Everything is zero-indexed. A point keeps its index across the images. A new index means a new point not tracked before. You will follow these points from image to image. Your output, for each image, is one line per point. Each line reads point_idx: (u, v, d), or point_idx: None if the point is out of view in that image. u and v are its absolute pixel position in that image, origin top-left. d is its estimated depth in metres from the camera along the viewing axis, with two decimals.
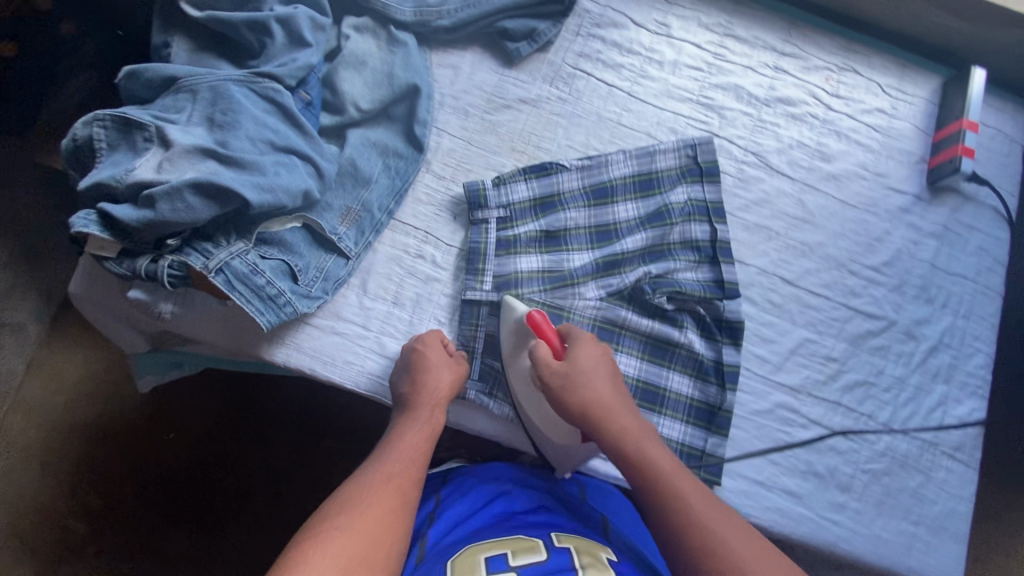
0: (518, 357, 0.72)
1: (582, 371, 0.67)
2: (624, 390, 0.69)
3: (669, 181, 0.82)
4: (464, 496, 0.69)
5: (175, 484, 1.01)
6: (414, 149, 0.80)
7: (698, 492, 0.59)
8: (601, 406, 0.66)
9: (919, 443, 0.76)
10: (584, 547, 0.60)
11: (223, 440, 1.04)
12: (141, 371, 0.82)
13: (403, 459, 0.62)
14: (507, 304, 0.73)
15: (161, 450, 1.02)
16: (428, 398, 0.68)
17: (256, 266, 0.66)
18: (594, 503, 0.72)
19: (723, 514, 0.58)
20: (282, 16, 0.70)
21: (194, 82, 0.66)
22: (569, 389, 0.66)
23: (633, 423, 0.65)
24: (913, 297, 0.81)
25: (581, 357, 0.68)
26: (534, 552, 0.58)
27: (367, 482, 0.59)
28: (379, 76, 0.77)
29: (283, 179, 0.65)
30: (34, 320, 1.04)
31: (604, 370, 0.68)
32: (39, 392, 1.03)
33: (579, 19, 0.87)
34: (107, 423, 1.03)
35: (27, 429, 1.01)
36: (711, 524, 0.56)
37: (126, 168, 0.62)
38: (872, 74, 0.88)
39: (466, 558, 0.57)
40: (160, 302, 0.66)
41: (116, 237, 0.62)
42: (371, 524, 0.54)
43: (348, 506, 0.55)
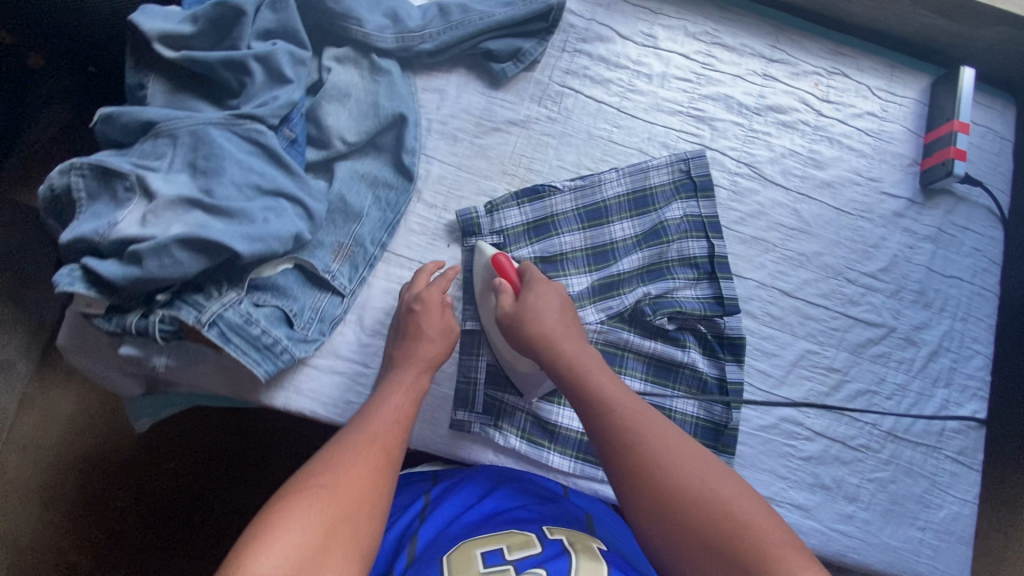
0: (488, 299, 0.75)
1: (531, 308, 0.68)
2: (575, 324, 0.69)
3: (663, 198, 0.81)
4: (453, 497, 0.66)
5: (179, 513, 1.00)
6: (403, 179, 0.78)
7: (644, 414, 0.59)
8: (549, 340, 0.66)
9: (922, 449, 0.77)
10: (575, 540, 0.59)
11: (224, 467, 1.03)
12: (137, 414, 0.76)
13: (385, 418, 0.60)
14: (478, 247, 0.75)
15: (163, 480, 1.01)
16: (414, 359, 0.68)
17: (250, 314, 0.64)
18: (578, 500, 0.71)
19: (669, 434, 0.57)
20: (260, 54, 0.68)
21: (172, 126, 0.64)
22: (519, 326, 0.67)
23: (582, 353, 0.66)
24: (911, 302, 0.81)
25: (530, 295, 0.69)
26: (529, 545, 0.56)
27: (348, 440, 0.57)
28: (364, 107, 0.75)
29: (272, 225, 0.63)
30: (23, 356, 1.02)
31: (555, 304, 0.69)
32: (34, 428, 1.01)
33: (564, 34, 0.85)
34: (106, 456, 1.01)
35: (26, 466, 0.99)
36: (653, 444, 0.56)
37: (109, 222, 0.60)
38: (862, 77, 0.87)
39: (462, 554, 0.55)
40: (153, 356, 0.64)
41: (103, 294, 0.60)
42: (353, 485, 0.53)
43: (330, 464, 0.54)
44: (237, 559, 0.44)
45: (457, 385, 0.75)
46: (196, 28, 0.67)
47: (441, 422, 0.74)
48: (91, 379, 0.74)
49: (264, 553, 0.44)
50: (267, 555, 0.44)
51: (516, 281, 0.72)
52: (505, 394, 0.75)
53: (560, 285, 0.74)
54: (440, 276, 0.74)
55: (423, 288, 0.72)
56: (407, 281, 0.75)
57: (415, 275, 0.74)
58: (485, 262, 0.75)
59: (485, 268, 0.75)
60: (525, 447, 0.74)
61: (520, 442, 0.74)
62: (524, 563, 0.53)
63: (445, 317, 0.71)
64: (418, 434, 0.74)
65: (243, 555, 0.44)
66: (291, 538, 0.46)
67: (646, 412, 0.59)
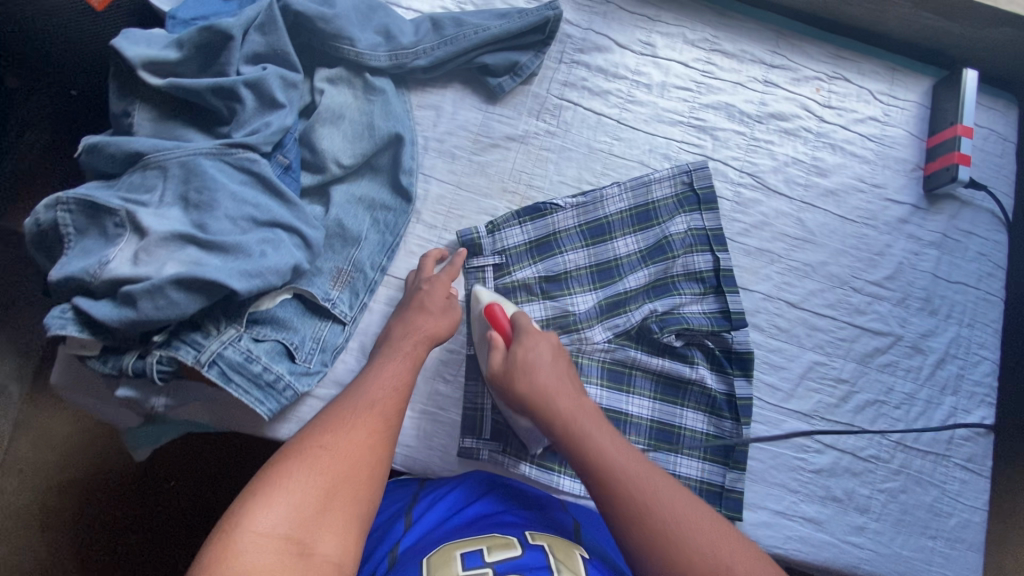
0: (484, 347, 0.73)
1: (526, 365, 0.67)
2: (569, 376, 0.69)
3: (666, 211, 0.79)
4: (440, 500, 0.67)
5: (181, 533, 0.97)
6: (401, 200, 0.76)
7: (648, 480, 0.59)
8: (546, 401, 0.65)
9: (931, 457, 0.77)
10: (556, 546, 0.60)
11: (225, 485, 0.99)
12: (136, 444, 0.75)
13: (382, 384, 0.62)
14: (474, 293, 0.74)
15: (162, 500, 0.97)
16: (412, 331, 0.68)
17: (251, 351, 0.63)
18: (570, 510, 0.70)
19: (673, 501, 0.58)
20: (251, 80, 0.65)
21: (161, 157, 0.62)
22: (514, 384, 0.66)
23: (579, 411, 0.65)
24: (917, 310, 0.81)
25: (522, 350, 0.68)
26: (509, 548, 0.57)
27: (345, 402, 0.60)
28: (359, 128, 0.73)
29: (270, 258, 0.61)
30: (15, 380, 0.99)
31: (547, 357, 0.68)
32: (28, 452, 0.97)
33: (561, 45, 0.83)
34: (103, 478, 0.98)
35: (22, 490, 0.96)
36: (661, 515, 0.56)
37: (100, 261, 0.58)
38: (863, 81, 0.86)
39: (443, 554, 0.57)
40: (151, 397, 0.63)
41: (98, 336, 0.59)
42: (349, 449, 0.55)
43: (328, 427, 0.57)
44: (240, 510, 0.49)
45: (464, 410, 0.74)
46: (181, 54, 0.64)
47: (449, 447, 0.74)
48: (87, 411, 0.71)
49: (265, 508, 0.49)
50: (268, 510, 0.49)
51: (509, 331, 0.70)
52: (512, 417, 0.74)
53: (552, 332, 0.72)
54: (446, 263, 0.74)
55: (432, 276, 0.73)
56: (414, 269, 0.75)
57: (420, 262, 0.74)
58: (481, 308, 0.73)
59: (479, 316, 0.73)
60: (536, 472, 0.72)
61: (531, 467, 0.73)
62: (501, 566, 0.54)
63: (446, 293, 0.71)
64: (426, 459, 0.73)
65: (246, 508, 0.49)
66: (289, 495, 0.50)
67: (649, 477, 0.59)
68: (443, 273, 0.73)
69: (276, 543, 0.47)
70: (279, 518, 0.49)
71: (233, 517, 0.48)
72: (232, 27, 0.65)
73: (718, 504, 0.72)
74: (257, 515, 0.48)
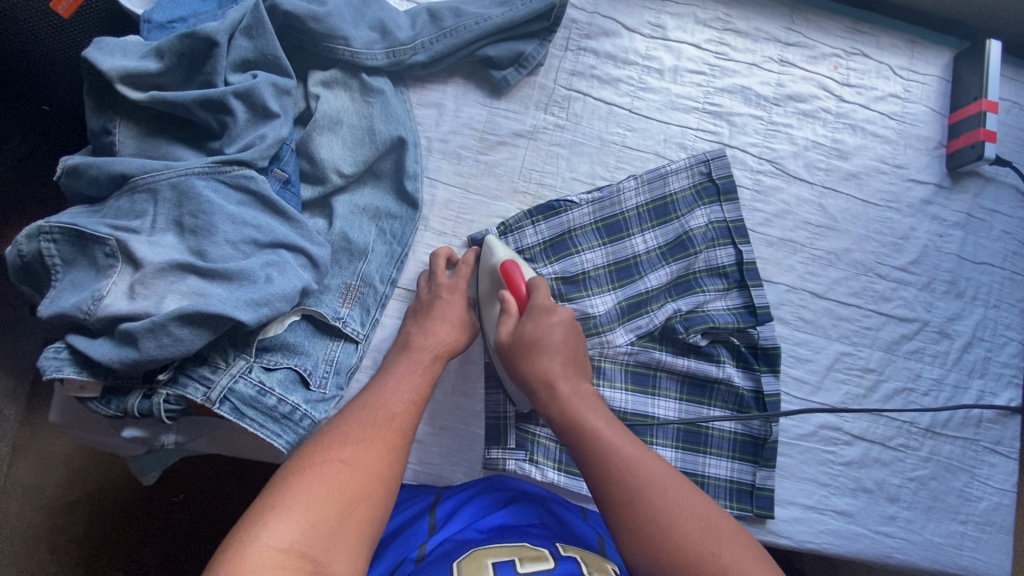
0: (491, 307, 0.69)
1: (531, 342, 0.63)
2: (576, 357, 0.66)
3: (685, 204, 0.76)
4: (465, 506, 0.64)
5: (194, 543, 0.94)
6: (407, 207, 0.72)
7: (654, 476, 0.56)
8: (546, 383, 0.62)
9: (960, 442, 0.76)
10: (588, 561, 0.57)
11: (236, 491, 0.96)
12: (146, 468, 0.70)
13: (399, 395, 0.60)
14: (489, 244, 0.69)
15: (174, 513, 0.94)
16: (430, 344, 0.65)
17: (264, 383, 0.59)
18: (593, 521, 0.68)
19: (672, 498, 0.55)
20: (241, 90, 0.60)
21: (149, 179, 0.57)
22: (517, 360, 0.64)
23: (582, 399, 0.62)
24: (943, 293, 0.79)
25: (531, 325, 0.64)
26: (541, 558, 0.55)
27: (362, 409, 0.57)
28: (359, 134, 0.68)
29: (277, 283, 0.57)
30: (9, 401, 0.95)
31: (559, 335, 0.64)
32: (32, 472, 0.94)
33: (566, 31, 0.79)
34: (113, 494, 0.94)
35: (27, 512, 0.93)
36: (658, 510, 0.54)
37: (93, 296, 0.54)
38: (882, 56, 0.83)
39: (473, 561, 0.54)
40: (161, 435, 0.60)
41: (98, 377, 0.55)
42: (367, 461, 0.53)
43: (344, 441, 0.54)
44: (252, 522, 0.46)
45: (487, 422, 0.72)
46: (162, 64, 0.59)
47: (474, 461, 0.71)
48: (90, 445, 0.67)
49: (280, 523, 0.47)
50: (283, 526, 0.46)
51: (525, 297, 0.66)
52: (535, 426, 0.71)
53: (565, 308, 0.67)
54: (459, 266, 0.70)
55: (444, 283, 0.68)
56: (425, 272, 0.71)
57: (432, 261, 0.70)
58: (496, 266, 0.68)
59: (492, 271, 0.69)
60: (564, 479, 0.70)
61: (558, 474, 0.71)
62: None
63: (459, 301, 0.68)
64: (449, 473, 0.71)
65: (260, 520, 0.47)
66: (304, 507, 0.48)
67: (645, 466, 0.57)
68: (455, 277, 0.70)
69: (291, 561, 0.45)
70: (294, 531, 0.46)
71: (246, 531, 0.46)
72: (217, 32, 0.60)
73: (750, 504, 0.70)
74: (272, 529, 0.46)
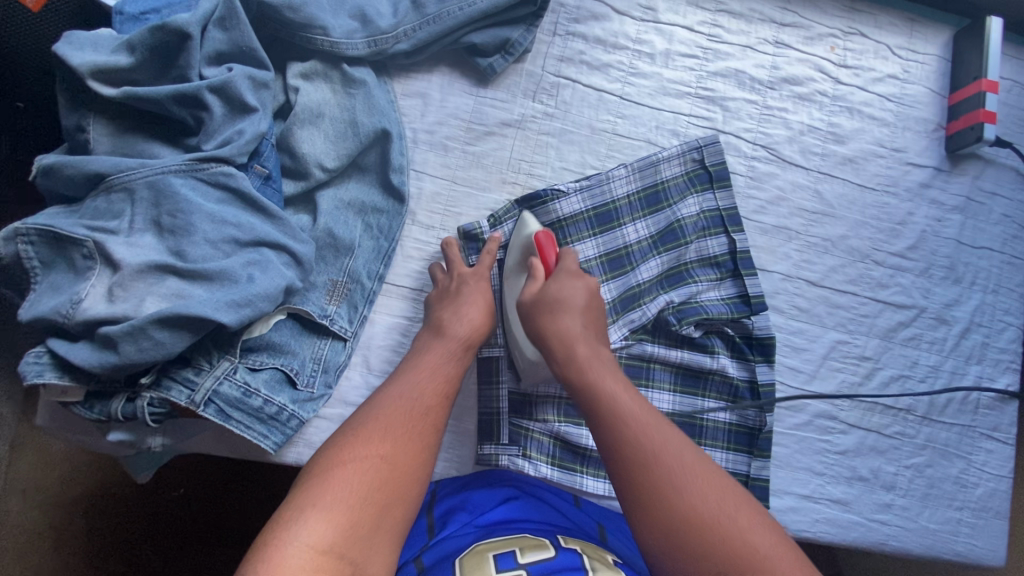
0: (514, 276, 0.69)
1: (553, 302, 0.63)
2: (597, 325, 0.65)
3: (677, 191, 0.74)
4: (464, 505, 0.64)
5: (194, 536, 0.94)
6: (393, 200, 0.70)
7: (670, 444, 0.54)
8: (564, 343, 0.62)
9: (957, 429, 0.75)
10: (590, 552, 0.56)
11: (235, 484, 0.96)
12: (139, 469, 0.69)
13: (436, 387, 0.59)
14: (521, 218, 0.69)
15: (174, 507, 0.94)
16: (457, 329, 0.63)
17: (249, 385, 0.59)
18: (589, 510, 0.68)
19: (684, 461, 0.53)
20: (216, 84, 0.59)
21: (124, 178, 0.56)
22: (537, 317, 0.64)
23: (598, 360, 0.61)
24: (941, 279, 0.78)
25: (556, 287, 0.64)
26: (542, 549, 0.55)
27: (398, 401, 0.56)
28: (341, 126, 0.67)
29: (259, 283, 0.56)
30: (5, 399, 0.94)
31: (581, 300, 0.64)
32: (32, 470, 0.94)
33: (553, 15, 0.76)
34: (112, 490, 0.94)
35: (28, 509, 0.93)
36: (668, 473, 0.52)
37: (72, 300, 0.53)
38: (880, 35, 0.81)
39: (474, 556, 0.54)
40: (147, 438, 0.59)
41: (80, 381, 0.55)
42: (407, 461, 0.52)
43: (376, 435, 0.53)
44: (287, 517, 0.46)
45: (480, 417, 0.71)
46: (134, 58, 0.57)
47: (467, 457, 0.71)
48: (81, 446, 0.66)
49: (315, 522, 0.46)
50: (318, 526, 0.46)
51: (553, 264, 0.66)
52: (530, 422, 0.71)
53: (591, 278, 0.68)
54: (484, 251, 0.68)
55: (463, 270, 0.67)
56: (439, 261, 0.70)
57: (444, 250, 0.68)
58: (527, 236, 0.68)
59: (523, 242, 0.69)
60: (556, 474, 0.70)
61: (551, 468, 0.70)
62: (535, 568, 0.51)
63: (486, 289, 0.66)
64: (441, 468, 0.71)
65: (298, 518, 0.46)
66: (343, 506, 0.47)
67: (660, 430, 0.55)
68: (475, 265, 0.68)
69: (327, 563, 0.44)
70: (330, 531, 0.46)
71: (281, 526, 0.45)
72: (189, 25, 0.57)
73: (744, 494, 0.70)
74: (307, 526, 0.45)
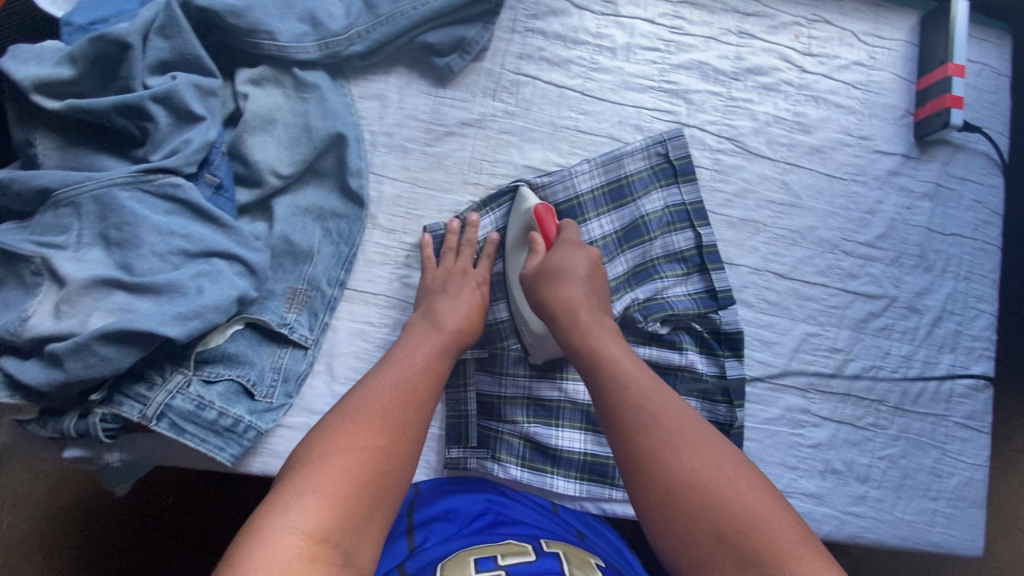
0: (516, 253, 0.69)
1: (553, 272, 0.63)
2: (598, 295, 0.64)
3: (641, 185, 0.73)
4: (446, 513, 0.62)
5: (183, 543, 0.93)
6: (352, 205, 0.69)
7: (668, 410, 0.53)
8: (565, 310, 0.61)
9: (930, 419, 0.75)
10: (571, 554, 0.56)
11: (223, 489, 0.95)
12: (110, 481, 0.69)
13: (428, 379, 0.58)
14: (521, 193, 0.69)
15: (163, 515, 0.93)
16: (450, 321, 0.63)
17: (203, 397, 0.58)
18: (567, 515, 0.67)
19: (686, 425, 0.52)
20: (160, 94, 0.58)
21: (71, 192, 0.55)
22: (540, 287, 0.63)
23: (601, 329, 0.61)
24: (912, 267, 0.77)
25: (556, 257, 0.64)
26: (523, 553, 0.54)
27: (394, 389, 0.55)
28: (294, 132, 0.66)
29: (208, 294, 0.56)
30: None
31: (581, 270, 0.64)
32: (20, 482, 0.94)
33: (511, 12, 0.75)
34: (99, 500, 0.93)
35: (17, 521, 0.92)
36: (665, 436, 0.51)
37: (20, 316, 0.52)
38: (845, 22, 0.80)
39: (455, 560, 0.53)
40: (104, 454, 0.59)
41: (31, 400, 0.54)
42: (401, 452, 0.52)
43: (375, 420, 0.52)
44: (280, 505, 0.45)
45: (447, 420, 0.70)
46: (76, 70, 0.57)
47: (434, 461, 0.70)
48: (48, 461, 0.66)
49: (307, 505, 0.45)
50: (308, 510, 0.44)
51: (553, 237, 0.66)
52: (499, 423, 0.70)
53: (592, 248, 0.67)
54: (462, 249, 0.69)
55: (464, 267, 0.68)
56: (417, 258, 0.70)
57: (421, 251, 0.68)
58: (526, 211, 0.69)
59: (524, 217, 0.69)
60: (527, 475, 0.68)
61: (521, 470, 0.69)
62: (515, 568, 0.51)
63: (486, 292, 0.67)
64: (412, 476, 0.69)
65: (291, 503, 0.45)
66: (338, 493, 0.46)
67: (663, 398, 0.54)
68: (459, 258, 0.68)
69: (314, 545, 0.42)
70: (324, 517, 0.44)
71: (273, 513, 0.44)
72: (129, 34, 0.57)
73: None
74: (301, 512, 0.44)
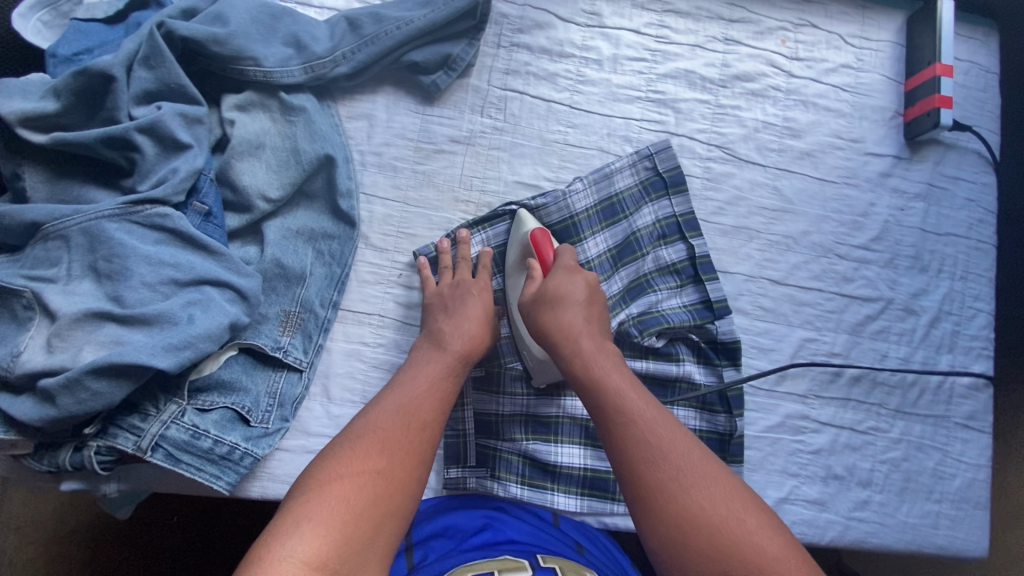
0: (516, 277, 0.69)
1: (553, 297, 0.63)
2: (600, 318, 0.64)
3: (632, 202, 0.73)
4: (445, 531, 0.62)
5: (188, 561, 0.92)
6: (344, 225, 0.69)
7: (672, 441, 0.54)
8: (568, 334, 0.61)
9: (931, 420, 0.74)
10: (568, 569, 0.55)
11: (226, 506, 0.94)
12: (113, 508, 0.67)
13: (432, 399, 0.58)
14: (518, 217, 0.69)
15: (168, 535, 0.93)
16: (450, 339, 0.62)
17: (197, 426, 0.58)
18: (567, 528, 0.67)
19: (690, 456, 0.53)
20: (145, 125, 0.58)
21: (59, 225, 0.55)
22: (540, 311, 0.63)
23: (603, 354, 0.61)
24: (907, 269, 0.76)
25: (556, 282, 0.63)
26: (520, 570, 0.53)
27: (395, 413, 0.55)
28: (283, 156, 0.66)
29: (199, 324, 0.55)
30: None
31: (581, 294, 0.63)
32: (24, 507, 0.94)
33: (496, 27, 0.75)
34: (104, 521, 0.93)
35: (23, 545, 0.92)
36: (673, 470, 0.52)
37: (11, 353, 0.52)
38: (831, 25, 0.80)
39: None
40: (102, 484, 0.59)
41: (26, 434, 0.54)
42: (404, 477, 0.52)
43: (375, 448, 0.52)
44: (280, 534, 0.45)
45: (446, 441, 0.69)
46: (61, 104, 0.57)
47: (434, 480, 0.69)
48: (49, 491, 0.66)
49: (307, 534, 0.45)
50: (310, 540, 0.45)
51: (550, 262, 0.66)
52: (498, 441, 0.70)
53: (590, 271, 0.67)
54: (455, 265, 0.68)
55: (457, 278, 0.67)
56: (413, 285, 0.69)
57: (420, 276, 0.68)
58: (523, 234, 0.69)
59: (523, 241, 0.69)
60: (527, 493, 0.68)
61: (521, 488, 0.68)
62: None
63: (487, 299, 0.67)
64: None
65: (292, 532, 0.45)
66: (336, 522, 0.46)
67: (668, 429, 0.54)
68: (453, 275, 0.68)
69: None
70: (324, 548, 0.45)
71: (275, 542, 0.44)
72: (112, 67, 0.58)
73: None
74: (300, 543, 0.44)
